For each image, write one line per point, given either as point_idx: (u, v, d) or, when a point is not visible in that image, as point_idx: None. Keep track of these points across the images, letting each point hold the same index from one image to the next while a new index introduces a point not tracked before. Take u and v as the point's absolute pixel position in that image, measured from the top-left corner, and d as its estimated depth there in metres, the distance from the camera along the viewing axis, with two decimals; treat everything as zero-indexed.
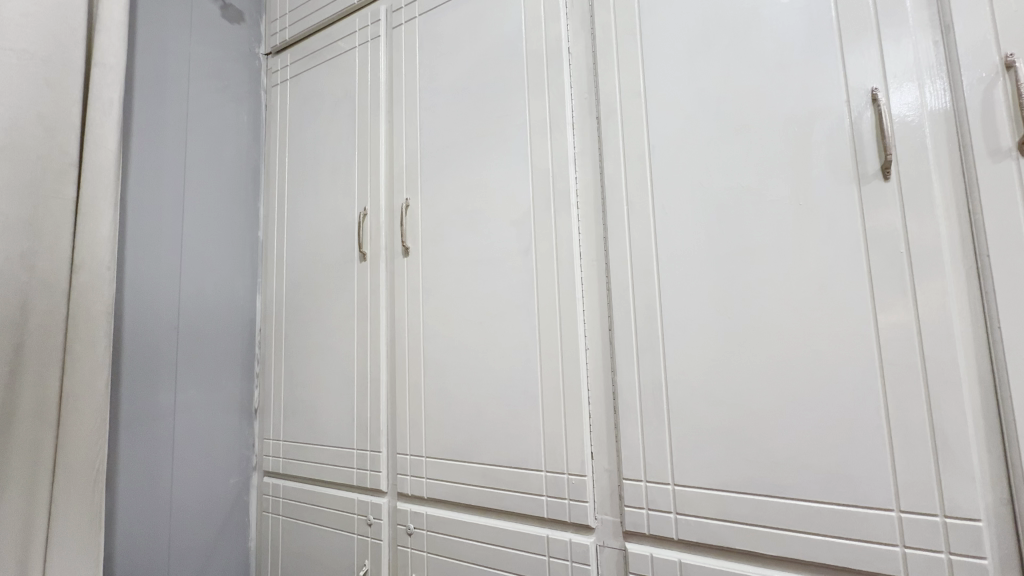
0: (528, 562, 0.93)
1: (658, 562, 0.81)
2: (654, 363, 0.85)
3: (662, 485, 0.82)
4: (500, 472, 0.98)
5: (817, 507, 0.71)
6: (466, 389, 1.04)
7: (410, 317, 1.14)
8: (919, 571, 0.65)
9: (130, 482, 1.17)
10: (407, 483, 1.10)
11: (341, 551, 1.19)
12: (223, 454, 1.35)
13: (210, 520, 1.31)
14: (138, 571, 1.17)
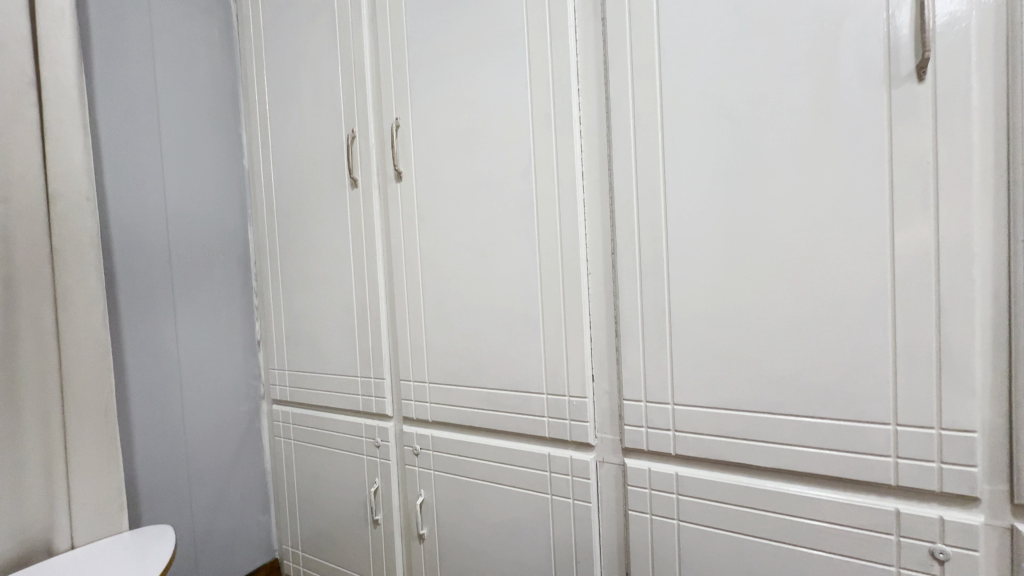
0: (530, 478, 0.97)
1: (656, 475, 0.84)
2: (658, 287, 0.83)
3: (662, 405, 0.83)
4: (503, 396, 0.99)
5: (814, 422, 0.72)
6: (466, 317, 1.03)
7: (407, 246, 1.11)
8: (908, 480, 0.67)
9: (143, 413, 1.20)
10: (411, 408, 1.13)
11: (352, 471, 1.25)
12: (232, 384, 1.38)
13: (226, 446, 1.36)
14: (163, 491, 1.23)
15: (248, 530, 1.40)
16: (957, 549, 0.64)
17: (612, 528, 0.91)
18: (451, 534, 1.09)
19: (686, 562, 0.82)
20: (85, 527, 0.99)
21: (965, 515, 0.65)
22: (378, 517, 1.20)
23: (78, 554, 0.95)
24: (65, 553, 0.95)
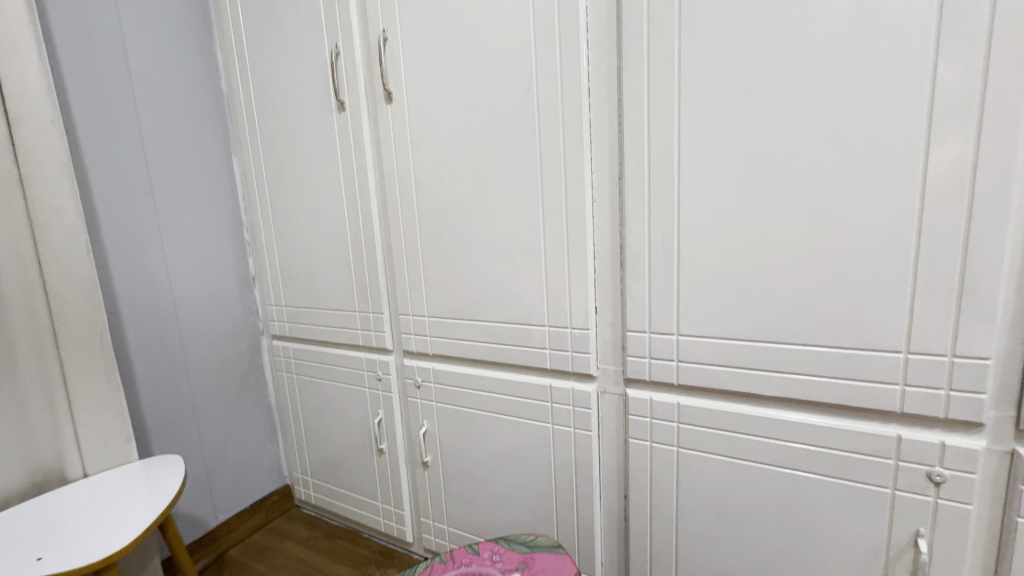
0: (531, 409, 0.98)
1: (657, 405, 0.84)
2: (667, 214, 0.78)
3: (666, 336, 0.82)
4: (503, 328, 0.98)
5: (822, 351, 0.70)
6: (464, 249, 0.99)
7: (401, 175, 1.05)
8: (913, 407, 0.66)
9: (141, 352, 1.18)
10: (411, 341, 1.12)
11: (355, 403, 1.27)
12: (229, 320, 1.37)
13: (229, 380, 1.38)
14: (170, 424, 1.24)
15: (258, 459, 1.45)
16: (955, 472, 0.65)
17: (612, 454, 0.93)
18: (454, 461, 1.12)
19: (683, 485, 0.85)
20: (95, 458, 1.01)
21: (967, 440, 0.65)
22: (382, 446, 1.23)
23: (91, 482, 0.98)
24: (78, 482, 0.98)
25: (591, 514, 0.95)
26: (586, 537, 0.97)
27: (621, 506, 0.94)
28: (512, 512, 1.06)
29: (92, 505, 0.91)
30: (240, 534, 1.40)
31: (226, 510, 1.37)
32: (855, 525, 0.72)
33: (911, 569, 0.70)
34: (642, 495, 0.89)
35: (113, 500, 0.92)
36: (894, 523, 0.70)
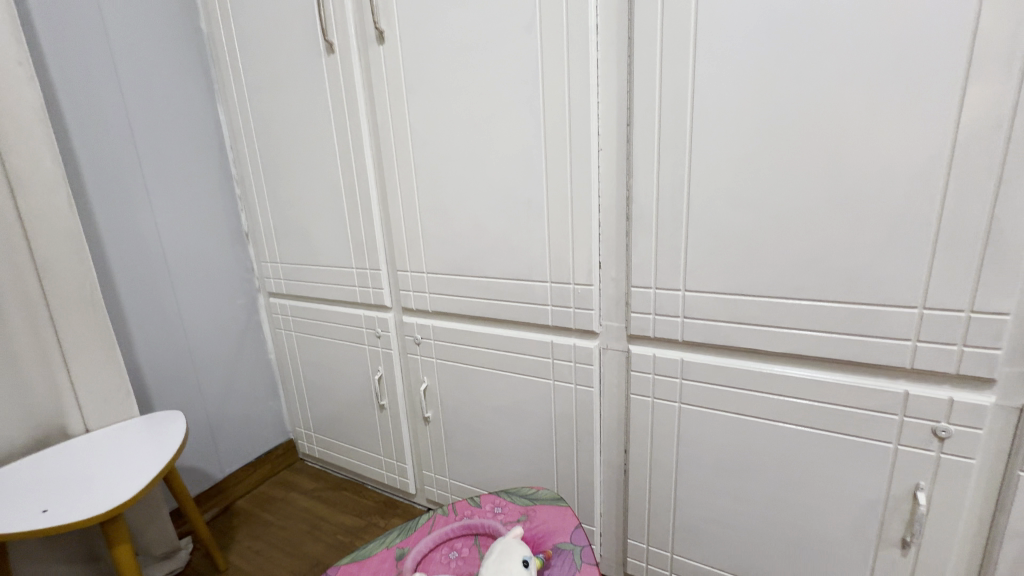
0: (532, 366, 0.97)
1: (661, 361, 0.83)
2: (677, 163, 0.74)
3: (672, 292, 0.80)
4: (505, 285, 0.95)
5: (834, 306, 0.68)
6: (463, 201, 0.95)
7: (395, 123, 0.99)
8: (924, 362, 0.65)
9: (136, 309, 1.16)
10: (410, 298, 1.10)
11: (355, 360, 1.26)
12: (224, 277, 1.35)
13: (227, 337, 1.37)
14: (170, 381, 1.24)
15: (260, 414, 1.47)
16: (961, 427, 0.65)
17: (613, 409, 0.93)
18: (455, 416, 1.12)
19: (684, 440, 0.85)
20: (96, 413, 1.01)
21: (976, 396, 0.64)
22: (384, 402, 1.23)
23: (93, 437, 0.98)
24: (80, 437, 0.98)
25: (591, 467, 0.96)
26: (586, 490, 0.98)
27: (621, 460, 0.95)
28: (512, 465, 1.07)
29: (96, 459, 0.91)
30: (246, 486, 1.43)
31: (232, 463, 1.39)
32: (855, 478, 0.73)
33: (907, 519, 0.71)
34: (643, 449, 0.89)
35: (116, 454, 0.93)
36: (895, 476, 0.70)
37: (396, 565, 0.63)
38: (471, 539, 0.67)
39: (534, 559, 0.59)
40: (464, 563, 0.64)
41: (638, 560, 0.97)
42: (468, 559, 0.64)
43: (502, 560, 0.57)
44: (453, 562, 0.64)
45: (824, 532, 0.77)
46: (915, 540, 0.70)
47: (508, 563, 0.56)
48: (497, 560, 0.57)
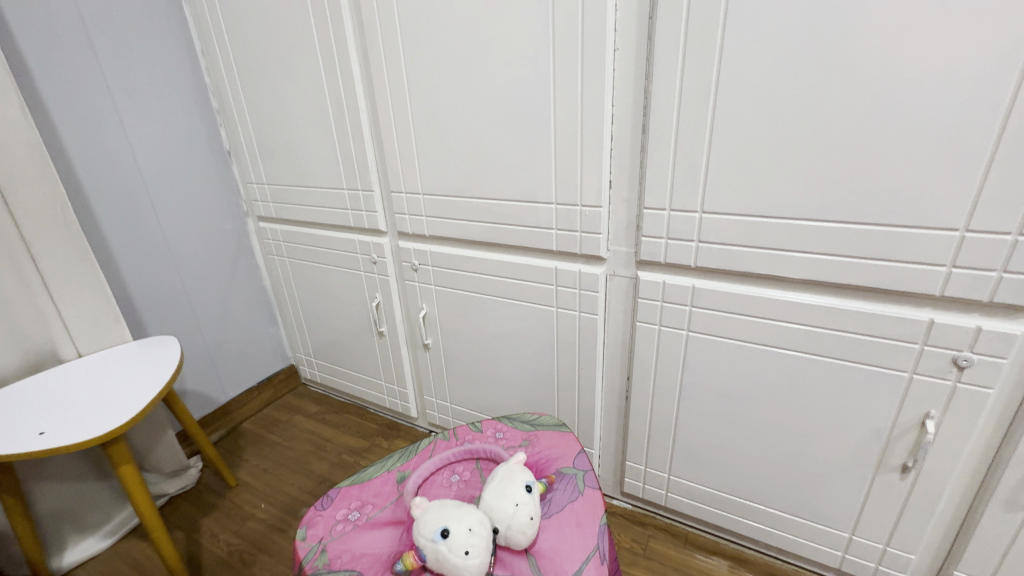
0: (535, 293, 0.93)
1: (670, 289, 0.79)
2: (704, 65, 0.65)
3: (687, 214, 0.74)
4: (506, 207, 0.89)
5: (865, 229, 0.63)
6: (460, 114, 0.86)
7: (382, 20, 0.87)
8: (956, 290, 0.60)
9: (116, 232, 1.10)
10: (406, 223, 1.04)
11: (351, 286, 1.23)
12: (209, 200, 1.27)
13: (218, 264, 1.32)
14: (163, 307, 1.21)
15: (259, 341, 1.46)
16: (984, 356, 0.62)
17: (618, 338, 0.90)
18: (455, 343, 1.11)
19: (689, 368, 0.83)
20: (86, 338, 0.99)
21: (1005, 325, 0.60)
22: (383, 329, 1.21)
23: (87, 362, 0.96)
24: (73, 362, 0.96)
25: (593, 393, 0.95)
26: (586, 415, 0.98)
27: (623, 387, 0.94)
28: (513, 392, 1.07)
29: (91, 382, 0.90)
30: (251, 409, 1.45)
31: (234, 388, 1.41)
32: (863, 407, 0.71)
33: (911, 446, 0.70)
34: (646, 377, 0.88)
35: (111, 378, 0.91)
36: (905, 405, 0.68)
37: (397, 488, 0.63)
38: (472, 464, 0.67)
39: (537, 484, 0.59)
40: (466, 487, 0.63)
41: (634, 480, 1.00)
42: (470, 482, 0.64)
43: (504, 486, 0.56)
44: (454, 486, 0.64)
45: (824, 458, 0.77)
46: (916, 465, 0.70)
47: (510, 489, 0.56)
48: (499, 486, 0.57)
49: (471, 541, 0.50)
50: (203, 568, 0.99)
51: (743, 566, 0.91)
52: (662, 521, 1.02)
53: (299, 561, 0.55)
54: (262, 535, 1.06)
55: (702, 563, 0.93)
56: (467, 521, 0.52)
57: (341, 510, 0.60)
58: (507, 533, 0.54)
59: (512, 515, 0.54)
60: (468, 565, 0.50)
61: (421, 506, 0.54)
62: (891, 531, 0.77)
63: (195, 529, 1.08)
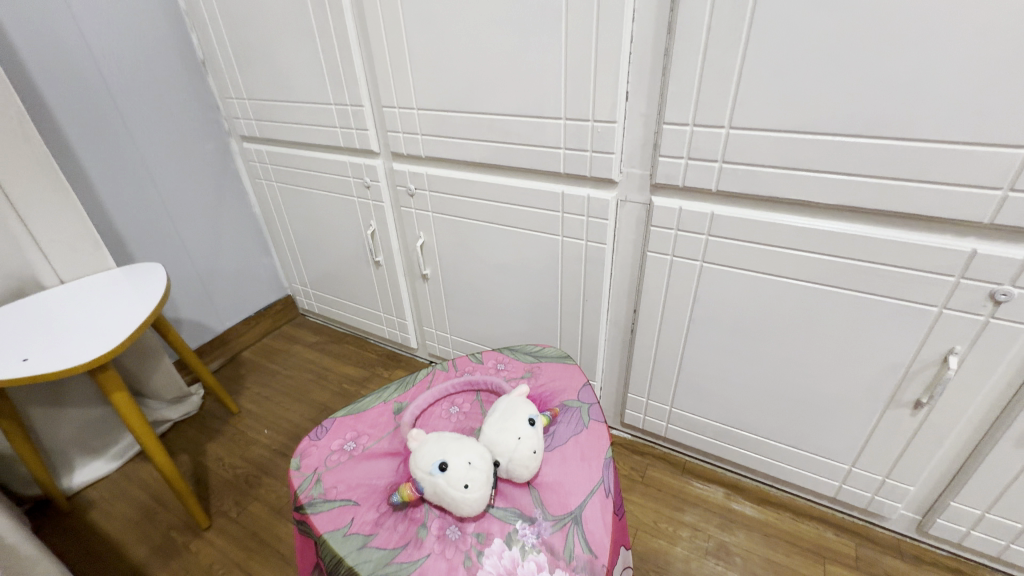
0: (539, 220, 0.87)
1: (687, 215, 0.73)
2: None
3: (713, 130, 0.66)
4: (510, 124, 0.80)
5: (915, 146, 0.56)
6: (457, 11, 0.75)
7: None
8: (1008, 218, 0.54)
9: (88, 150, 1.02)
10: (400, 142, 0.95)
11: (345, 213, 1.16)
12: (185, 117, 1.17)
13: (203, 188, 1.24)
14: (148, 234, 1.16)
15: (253, 270, 1.41)
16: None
17: (626, 268, 0.85)
18: (454, 274, 1.06)
19: (700, 300, 0.79)
20: (66, 263, 0.94)
21: None
22: (379, 259, 1.16)
23: (70, 288, 0.92)
24: (56, 289, 0.92)
25: (597, 326, 0.92)
26: (590, 348, 0.96)
27: (629, 320, 0.90)
28: (514, 324, 1.04)
29: (78, 308, 0.87)
30: (249, 338, 1.44)
31: (231, 317, 1.38)
32: (882, 342, 0.68)
33: (928, 382, 0.68)
34: (654, 309, 0.84)
35: (97, 304, 0.88)
36: (929, 341, 0.65)
37: (393, 419, 0.61)
38: (472, 396, 0.65)
39: (540, 417, 0.56)
40: (465, 418, 0.61)
41: (635, 412, 0.99)
42: (470, 414, 0.62)
43: (506, 419, 0.54)
44: (454, 417, 0.61)
45: (834, 393, 0.75)
46: (930, 402, 0.68)
47: (512, 422, 0.54)
48: (500, 419, 0.55)
49: (471, 474, 0.48)
50: (210, 489, 1.02)
51: (739, 493, 0.93)
52: (661, 450, 1.03)
53: (294, 490, 0.54)
54: (266, 459, 1.08)
55: (699, 490, 0.94)
56: (466, 454, 0.50)
57: (336, 439, 0.59)
58: (509, 466, 0.52)
59: (514, 448, 0.52)
60: (468, 497, 0.48)
61: (417, 440, 0.53)
62: (893, 464, 0.77)
63: (200, 453, 1.10)
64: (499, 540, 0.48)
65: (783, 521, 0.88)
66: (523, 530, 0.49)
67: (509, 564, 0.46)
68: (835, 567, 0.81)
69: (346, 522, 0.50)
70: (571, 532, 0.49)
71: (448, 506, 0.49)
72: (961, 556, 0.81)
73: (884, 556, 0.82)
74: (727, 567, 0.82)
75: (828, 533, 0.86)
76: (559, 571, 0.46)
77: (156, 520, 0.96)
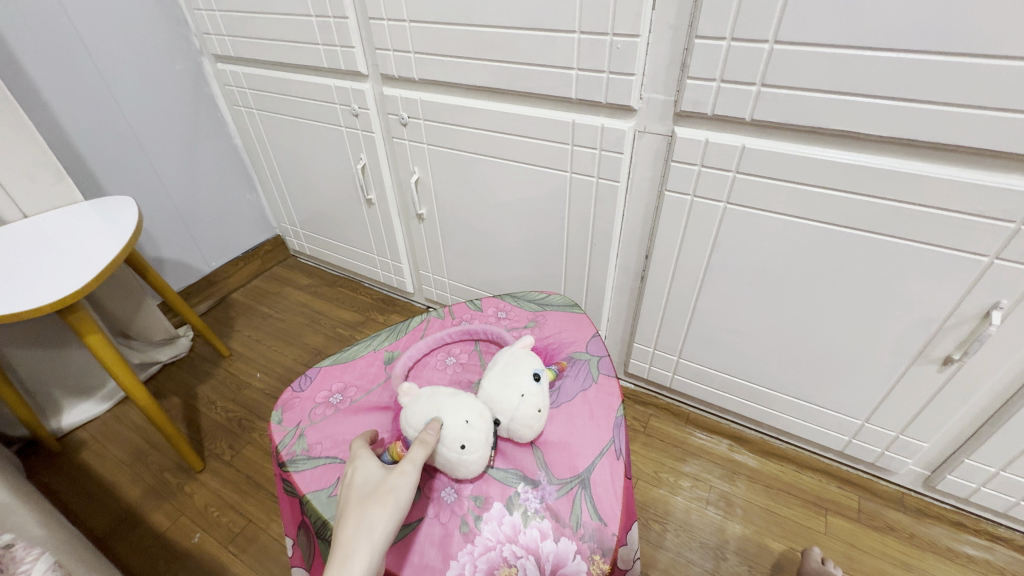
0: (546, 154, 0.78)
1: (713, 149, 0.65)
2: None
3: (754, 45, 0.56)
4: (515, 39, 0.70)
5: (1000, 65, 0.46)
6: None
7: None
8: None
9: (39, 66, 0.91)
10: (390, 62, 0.84)
11: (333, 145, 1.06)
12: (149, 31, 1.04)
13: (175, 115, 1.13)
14: (117, 165, 1.07)
15: (238, 207, 1.33)
16: None
17: (640, 209, 0.78)
18: (452, 214, 0.99)
19: (720, 246, 0.72)
20: (27, 195, 0.86)
21: None
22: (371, 196, 1.08)
23: (35, 222, 0.85)
24: (19, 223, 0.85)
25: (604, 272, 0.86)
26: (595, 295, 0.91)
27: (639, 266, 0.84)
28: (516, 268, 0.98)
29: (43, 244, 0.80)
30: (239, 279, 1.38)
31: (217, 257, 1.32)
32: (917, 295, 0.62)
33: (962, 337, 0.62)
34: (667, 255, 0.78)
35: (65, 239, 0.81)
36: (972, 294, 0.59)
37: (384, 369, 0.57)
38: (470, 345, 0.60)
39: (544, 372, 0.52)
40: (462, 370, 0.57)
41: (640, 362, 0.96)
42: (468, 365, 0.57)
43: (508, 375, 0.49)
44: (450, 369, 0.57)
45: (856, 348, 0.70)
46: (962, 359, 0.63)
47: (515, 378, 0.49)
48: (502, 374, 0.50)
49: (468, 434, 0.44)
50: (203, 432, 1.00)
51: (742, 444, 0.91)
52: (664, 400, 1.00)
53: (276, 447, 0.51)
54: (259, 403, 1.05)
55: (701, 441, 0.92)
56: (464, 413, 0.45)
57: (321, 392, 0.55)
58: (510, 425, 0.48)
59: (516, 406, 0.47)
60: (464, 459, 0.44)
61: (410, 395, 0.48)
62: (909, 421, 0.73)
63: (191, 396, 1.07)
64: (499, 505, 0.45)
65: (786, 472, 0.87)
66: (525, 494, 0.46)
67: (510, 531, 0.43)
68: (837, 519, 0.80)
69: (332, 481, 0.47)
70: (578, 497, 0.45)
71: (443, 466, 0.46)
72: (965, 510, 0.80)
73: (887, 508, 0.81)
74: (727, 517, 0.81)
75: (831, 485, 0.85)
76: (564, 540, 0.43)
77: (148, 462, 0.95)
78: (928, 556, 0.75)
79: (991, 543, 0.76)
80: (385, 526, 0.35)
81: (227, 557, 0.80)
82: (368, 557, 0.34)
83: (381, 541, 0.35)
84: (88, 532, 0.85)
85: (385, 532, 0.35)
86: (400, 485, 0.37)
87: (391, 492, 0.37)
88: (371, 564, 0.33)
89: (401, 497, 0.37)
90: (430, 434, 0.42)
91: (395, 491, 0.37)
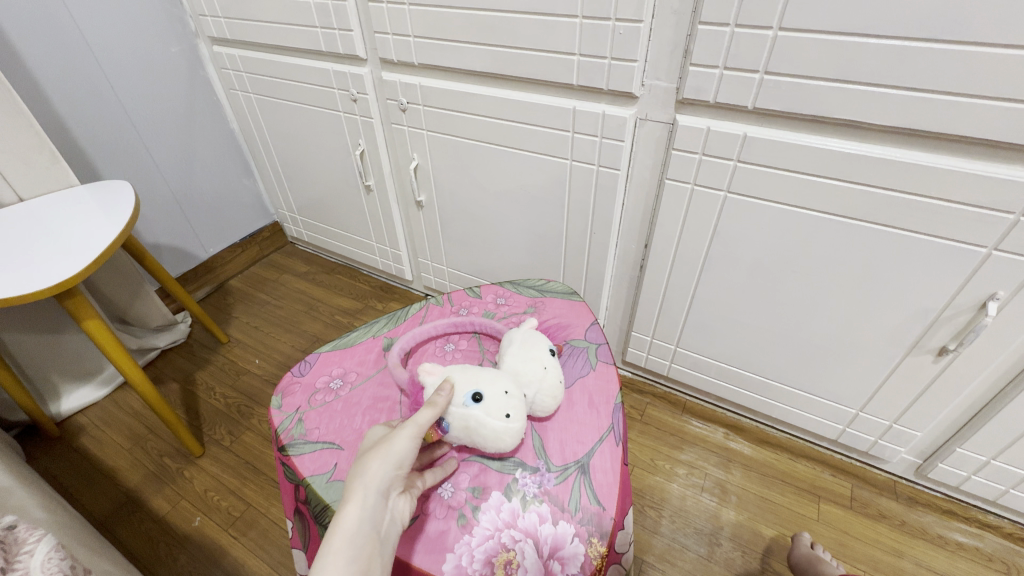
0: (546, 142, 0.78)
1: (715, 137, 0.64)
2: None
3: (758, 31, 0.55)
4: (516, 23, 0.69)
5: (1005, 54, 0.46)
6: None
7: None
8: None
9: (30, 46, 0.89)
10: (389, 46, 0.83)
11: (331, 130, 1.05)
12: (143, 12, 1.02)
13: (170, 99, 1.12)
14: (112, 148, 1.05)
15: (235, 193, 1.32)
16: None
17: (640, 198, 0.78)
18: (452, 202, 0.98)
19: (720, 236, 0.72)
20: (22, 179, 0.85)
21: None
22: (370, 183, 1.07)
23: (31, 205, 0.84)
24: (15, 206, 0.84)
25: (604, 260, 0.86)
26: (595, 283, 0.91)
27: (639, 255, 0.84)
28: (515, 256, 0.98)
29: (39, 229, 0.79)
30: (237, 266, 1.38)
31: (215, 244, 1.31)
32: (916, 285, 0.62)
33: (958, 328, 0.63)
34: (667, 244, 0.78)
35: (62, 223, 0.80)
36: (969, 285, 0.59)
37: (383, 355, 0.57)
38: (469, 333, 0.60)
39: (556, 351, 0.54)
40: (462, 356, 0.57)
41: (638, 351, 0.96)
42: (467, 352, 0.57)
43: (528, 349, 0.51)
44: (449, 355, 0.57)
45: (853, 337, 0.71)
46: (957, 349, 0.64)
47: (536, 352, 0.50)
48: (523, 349, 0.51)
49: (511, 402, 0.46)
50: (202, 418, 1.00)
51: (738, 432, 0.92)
52: (661, 389, 1.01)
53: (276, 430, 0.51)
54: (258, 389, 1.06)
55: (697, 430, 0.93)
56: (501, 384, 0.46)
57: (321, 377, 0.56)
58: (535, 398, 0.49)
59: (543, 376, 0.49)
60: (510, 427, 0.45)
61: (435, 372, 0.47)
62: (903, 411, 0.74)
63: (190, 381, 1.08)
64: (498, 493, 0.45)
65: (780, 460, 0.88)
66: (523, 479, 0.46)
67: (508, 517, 0.44)
68: (830, 506, 0.81)
69: (330, 467, 0.47)
70: (576, 483, 0.46)
71: (483, 441, 0.45)
72: (955, 498, 0.82)
73: (879, 497, 0.82)
74: (722, 504, 0.82)
75: (825, 473, 0.86)
76: (562, 523, 0.44)
77: (147, 447, 0.95)
78: (919, 543, 0.77)
79: (980, 531, 0.78)
80: (378, 473, 0.37)
81: (228, 540, 0.81)
82: (360, 500, 0.36)
83: (374, 485, 0.36)
84: (89, 515, 0.85)
85: (378, 478, 0.37)
86: (394, 437, 0.39)
87: (386, 443, 0.38)
88: (364, 505, 0.35)
89: (394, 447, 0.38)
90: (440, 396, 0.43)
91: (389, 442, 0.38)
